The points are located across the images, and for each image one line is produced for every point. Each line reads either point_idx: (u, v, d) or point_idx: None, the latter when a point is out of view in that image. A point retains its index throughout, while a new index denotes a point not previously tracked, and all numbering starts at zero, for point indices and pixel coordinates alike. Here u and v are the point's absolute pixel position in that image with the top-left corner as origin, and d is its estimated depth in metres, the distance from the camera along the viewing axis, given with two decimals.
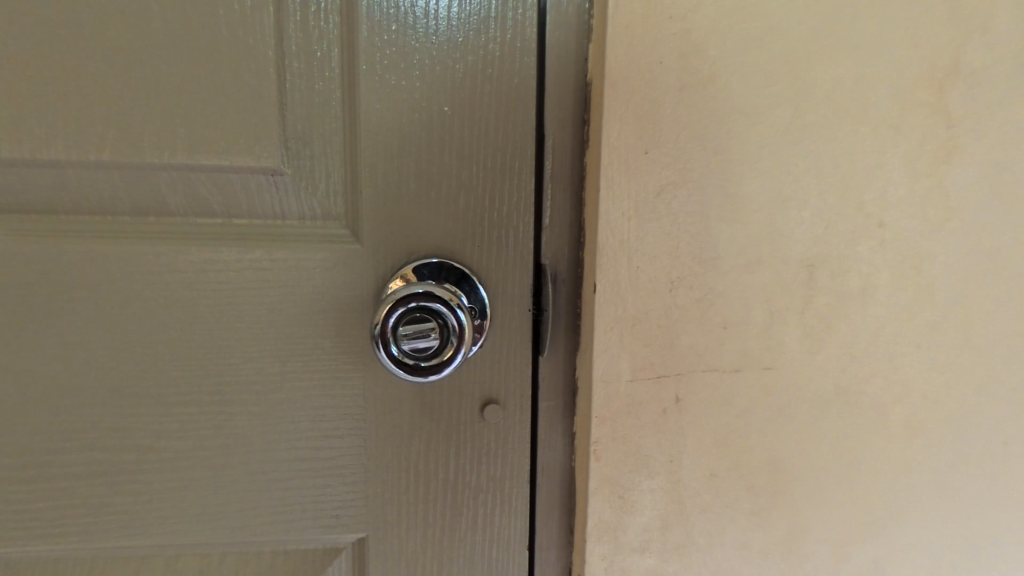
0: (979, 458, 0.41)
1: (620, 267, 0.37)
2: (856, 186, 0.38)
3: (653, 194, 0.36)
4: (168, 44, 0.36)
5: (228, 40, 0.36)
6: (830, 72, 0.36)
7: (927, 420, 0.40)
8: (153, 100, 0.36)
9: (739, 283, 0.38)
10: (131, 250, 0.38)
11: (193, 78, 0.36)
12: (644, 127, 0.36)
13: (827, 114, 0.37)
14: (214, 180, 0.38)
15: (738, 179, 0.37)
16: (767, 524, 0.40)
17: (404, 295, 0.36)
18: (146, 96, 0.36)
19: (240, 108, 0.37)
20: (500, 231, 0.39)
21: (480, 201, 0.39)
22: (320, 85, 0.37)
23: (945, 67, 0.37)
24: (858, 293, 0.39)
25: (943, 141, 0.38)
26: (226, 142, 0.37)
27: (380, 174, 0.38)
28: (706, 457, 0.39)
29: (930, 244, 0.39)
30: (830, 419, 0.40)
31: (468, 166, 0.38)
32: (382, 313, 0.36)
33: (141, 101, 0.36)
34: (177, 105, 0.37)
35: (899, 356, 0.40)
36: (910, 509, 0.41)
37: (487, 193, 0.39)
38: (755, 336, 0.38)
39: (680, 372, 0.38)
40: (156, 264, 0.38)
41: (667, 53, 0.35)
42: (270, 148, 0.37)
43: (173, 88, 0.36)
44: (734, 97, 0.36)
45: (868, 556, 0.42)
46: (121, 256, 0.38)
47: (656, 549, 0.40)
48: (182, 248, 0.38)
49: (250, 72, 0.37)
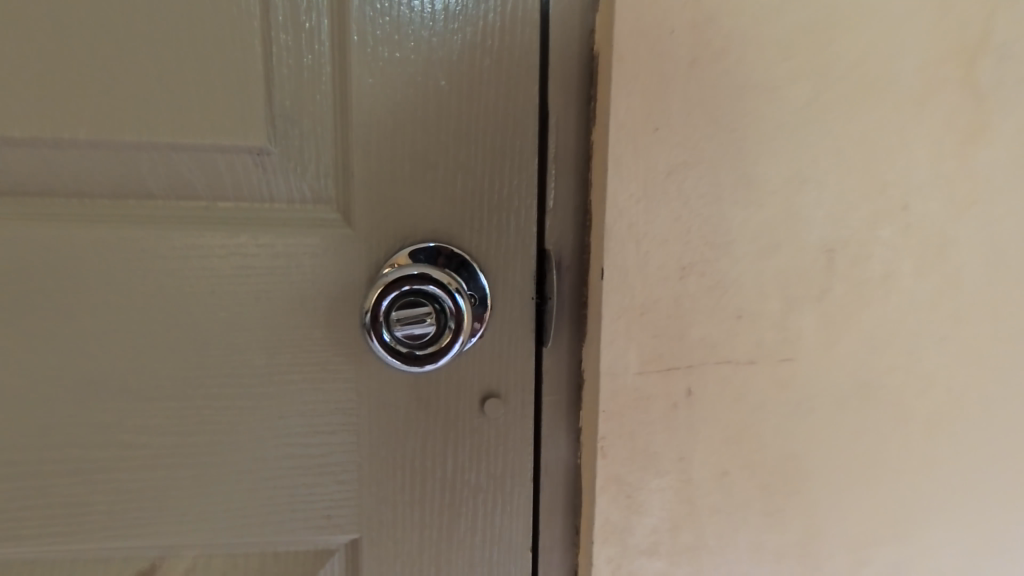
0: (1004, 456, 0.39)
1: (628, 253, 0.35)
2: (878, 167, 0.36)
3: (664, 175, 0.34)
4: (146, 14, 0.34)
5: (210, 11, 0.34)
6: (851, 45, 0.34)
7: (950, 416, 0.38)
8: (131, 75, 0.34)
9: (754, 270, 0.35)
10: (107, 234, 0.36)
11: (175, 51, 0.34)
12: (654, 103, 0.33)
13: (849, 90, 0.35)
14: (197, 161, 0.35)
15: (753, 160, 0.34)
16: (782, 525, 0.38)
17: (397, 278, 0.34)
18: (124, 70, 0.34)
19: (224, 84, 0.35)
20: (501, 214, 0.37)
21: (479, 184, 0.36)
22: (309, 59, 0.35)
23: (974, 40, 0.35)
24: (879, 281, 0.37)
25: (973, 118, 0.36)
26: (210, 120, 0.35)
27: (373, 154, 0.36)
28: (719, 454, 0.37)
29: (956, 228, 0.37)
30: (848, 414, 0.38)
31: (466, 147, 0.36)
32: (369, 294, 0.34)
33: (118, 76, 0.34)
34: (157, 81, 0.34)
35: (922, 348, 0.37)
36: (932, 510, 0.39)
37: (487, 174, 0.36)
38: (770, 326, 0.36)
39: (691, 365, 0.36)
40: (135, 248, 0.36)
41: (678, 23, 0.33)
42: (256, 126, 0.35)
43: (152, 62, 0.34)
44: (749, 72, 0.34)
45: (887, 560, 0.39)
46: (98, 242, 0.36)
47: (666, 552, 0.38)
48: (161, 234, 0.36)
49: (235, 44, 0.35)
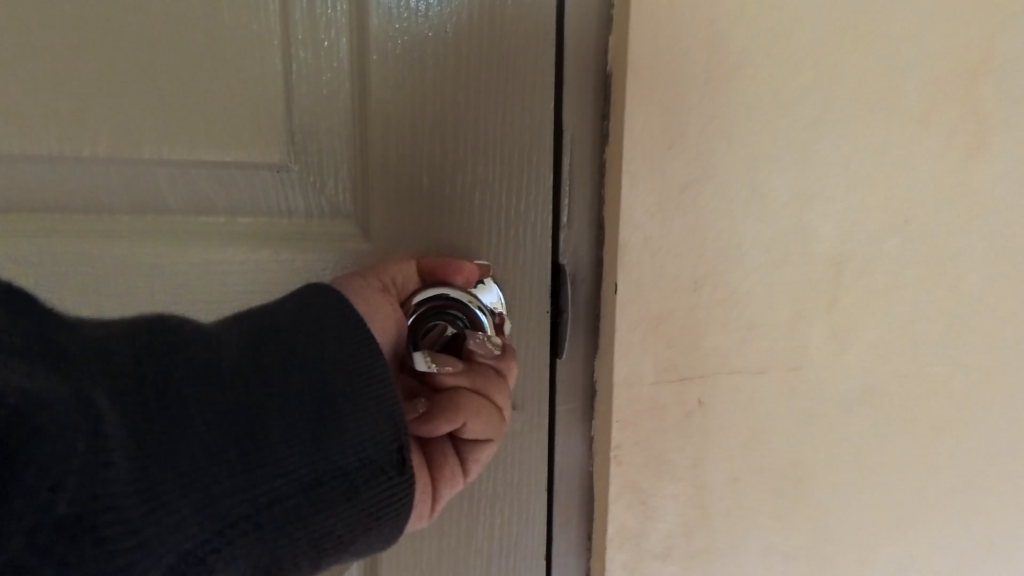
0: (1005, 459, 0.40)
1: (643, 266, 0.35)
2: (883, 181, 0.37)
3: (678, 191, 0.35)
4: (166, 30, 0.34)
5: (230, 28, 0.35)
6: (858, 63, 0.35)
7: (952, 421, 0.39)
8: (150, 90, 0.35)
9: (764, 282, 0.36)
10: (125, 249, 0.36)
11: (194, 66, 0.35)
12: (669, 120, 0.34)
13: (855, 107, 0.36)
14: (217, 174, 0.36)
15: (763, 176, 0.35)
16: (791, 529, 0.39)
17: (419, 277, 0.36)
18: (143, 86, 0.35)
19: (244, 100, 0.35)
20: (517, 228, 0.37)
21: (496, 199, 0.37)
22: (329, 75, 0.35)
23: (979, 57, 0.36)
24: (883, 292, 0.38)
25: (975, 134, 0.37)
26: (229, 136, 0.35)
27: (392, 169, 0.36)
28: (731, 461, 0.38)
29: (958, 241, 0.38)
30: (853, 421, 0.39)
31: (483, 162, 0.37)
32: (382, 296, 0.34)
33: (136, 92, 0.35)
34: (177, 97, 0.35)
35: (925, 356, 0.39)
36: (934, 512, 0.40)
37: (503, 189, 0.37)
38: (779, 336, 0.37)
39: (703, 374, 0.37)
40: (154, 262, 0.36)
41: (692, 42, 0.34)
42: (276, 142, 0.36)
43: (171, 77, 0.35)
44: (760, 90, 0.35)
45: (891, 560, 0.41)
46: (116, 255, 0.36)
47: (679, 557, 0.39)
48: (183, 246, 0.36)
49: (254, 61, 0.35)
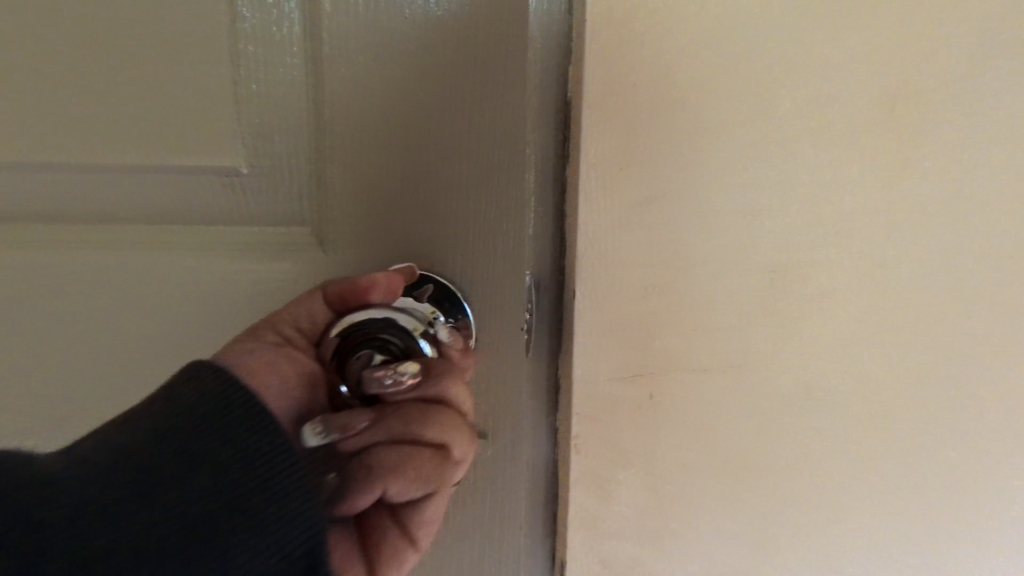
0: (951, 456, 0.42)
1: (598, 275, 0.40)
2: (815, 198, 0.41)
3: (629, 208, 0.40)
4: (105, 26, 0.32)
5: (166, 19, 0.32)
6: (792, 91, 0.39)
7: (893, 417, 0.42)
8: (92, 90, 0.33)
9: (709, 289, 0.41)
10: (72, 258, 0.34)
11: (133, 62, 0.32)
12: (621, 146, 0.39)
13: (789, 131, 0.40)
14: (179, 176, 0.33)
15: (707, 194, 0.40)
16: (735, 510, 0.43)
17: (326, 307, 0.31)
18: (85, 86, 0.33)
19: (183, 96, 0.32)
20: (486, 233, 0.32)
21: (458, 201, 0.32)
22: (269, 65, 0.32)
23: (907, 86, 0.40)
24: (819, 298, 0.42)
25: (903, 154, 0.40)
26: (170, 136, 0.33)
27: (339, 169, 0.32)
28: (680, 449, 0.42)
29: (893, 251, 0.41)
30: (792, 414, 0.43)
31: (443, 155, 0.31)
32: (291, 346, 0.31)
33: (79, 92, 0.33)
34: (118, 96, 0.33)
35: (863, 357, 0.42)
36: (877, 501, 0.43)
37: (467, 189, 0.32)
38: (723, 337, 0.41)
39: (654, 372, 0.41)
40: (98, 272, 0.34)
41: (640, 79, 0.39)
42: (217, 142, 0.33)
43: (111, 76, 0.33)
44: (703, 118, 0.39)
45: (833, 543, 0.44)
46: (67, 263, 0.34)
47: (633, 535, 0.43)
48: (157, 251, 0.34)
49: (192, 55, 0.32)
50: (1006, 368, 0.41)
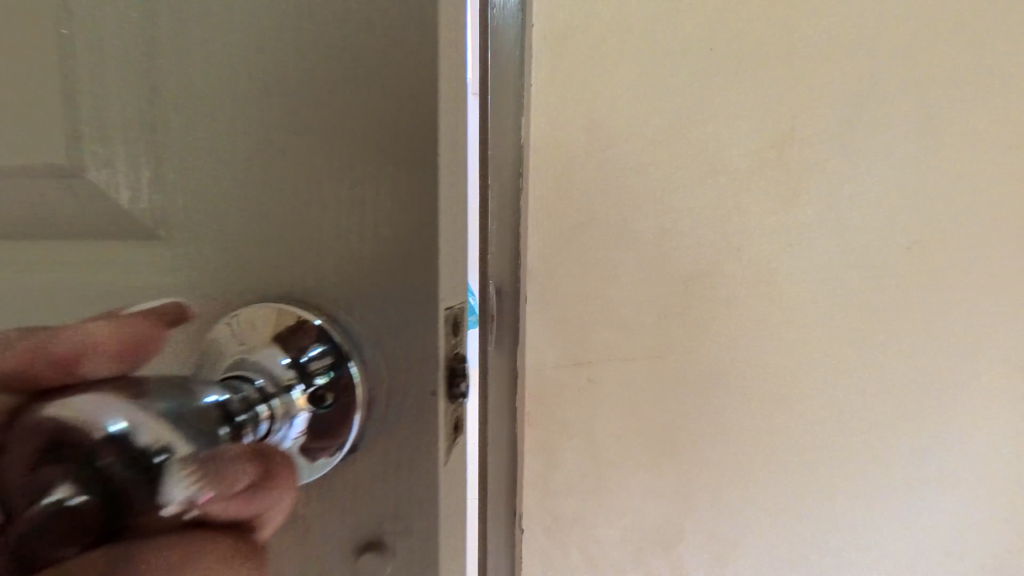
0: (816, 417, 0.56)
1: (544, 283, 0.51)
2: (719, 221, 0.51)
3: (568, 230, 0.50)
4: (66, 52, 0.34)
5: (116, 42, 0.33)
6: (696, 138, 0.50)
7: (777, 391, 0.55)
8: (55, 115, 0.35)
9: (634, 294, 0.51)
10: (36, 273, 0.37)
11: (88, 85, 0.34)
12: (561, 182, 0.50)
13: (695, 168, 0.51)
14: (133, 196, 0.34)
15: (630, 219, 0.50)
16: (660, 473, 0.53)
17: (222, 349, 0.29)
18: (50, 110, 0.35)
19: (130, 114, 0.34)
20: (408, 258, 0.32)
21: (382, 219, 0.31)
22: (205, 78, 0.32)
23: (784, 133, 0.51)
24: (723, 300, 0.52)
25: (784, 187, 0.52)
26: (118, 153, 0.34)
27: (271, 179, 0.32)
28: (613, 422, 0.52)
29: (776, 262, 0.53)
30: (704, 393, 0.53)
31: (369, 167, 0.31)
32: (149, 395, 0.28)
33: (44, 117, 0.35)
34: (76, 119, 0.35)
35: (756, 345, 0.54)
36: (768, 458, 0.55)
37: (393, 202, 0.31)
38: (647, 332, 0.52)
39: (591, 360, 0.51)
40: (60, 287, 0.36)
41: (575, 129, 0.49)
42: (162, 159, 0.34)
43: (70, 100, 0.35)
44: (625, 160, 0.50)
45: (737, 494, 0.55)
46: (33, 278, 0.37)
47: (577, 494, 0.53)
48: (117, 271, 0.35)
49: (136, 73, 0.33)
50: (850, 350, 0.56)
